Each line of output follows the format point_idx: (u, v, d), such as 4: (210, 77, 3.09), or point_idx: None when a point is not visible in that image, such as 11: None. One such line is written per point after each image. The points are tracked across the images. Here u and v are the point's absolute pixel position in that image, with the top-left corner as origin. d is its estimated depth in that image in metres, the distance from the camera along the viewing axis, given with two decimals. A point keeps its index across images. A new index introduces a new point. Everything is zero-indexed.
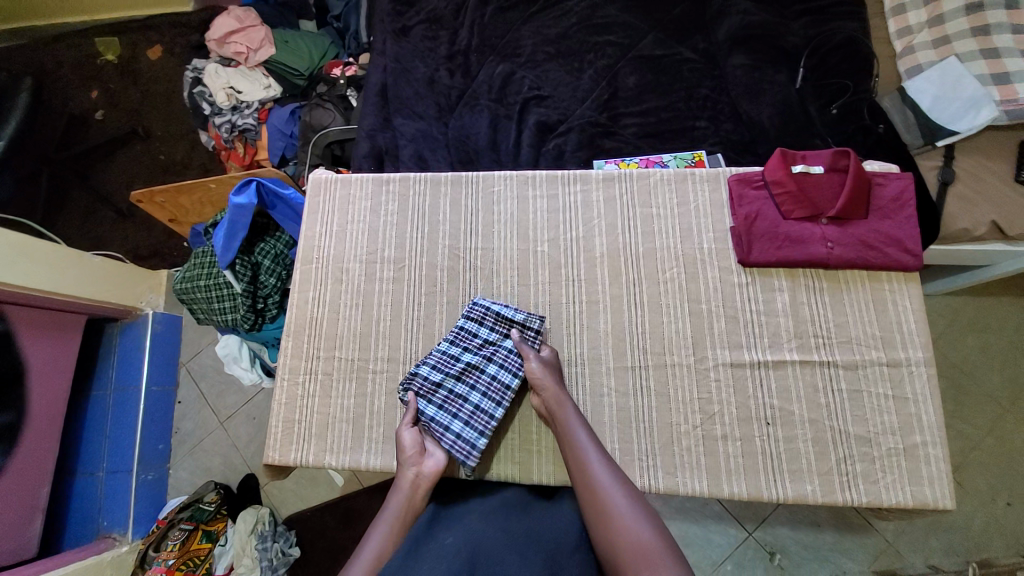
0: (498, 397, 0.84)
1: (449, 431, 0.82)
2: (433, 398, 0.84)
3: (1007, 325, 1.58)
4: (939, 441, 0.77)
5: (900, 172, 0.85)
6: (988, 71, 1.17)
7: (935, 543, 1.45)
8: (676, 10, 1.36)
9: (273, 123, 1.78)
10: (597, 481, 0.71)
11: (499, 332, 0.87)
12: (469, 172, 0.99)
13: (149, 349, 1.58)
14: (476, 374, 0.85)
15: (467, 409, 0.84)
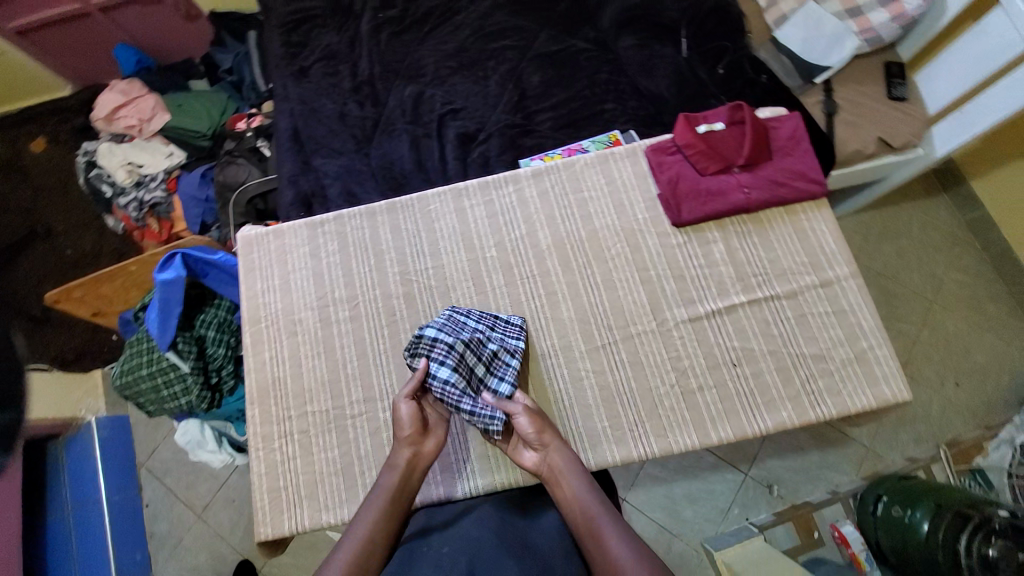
0: (503, 370, 0.83)
1: (466, 399, 0.78)
2: (447, 359, 0.79)
3: (913, 227, 1.77)
4: (883, 341, 0.84)
5: (789, 112, 0.94)
6: (842, 8, 1.32)
7: (906, 437, 1.61)
8: (559, 7, 1.44)
9: (184, 191, 1.70)
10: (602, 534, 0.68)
11: (484, 325, 0.86)
12: (402, 197, 0.97)
13: (101, 457, 1.45)
14: (481, 345, 0.83)
15: (479, 375, 0.82)
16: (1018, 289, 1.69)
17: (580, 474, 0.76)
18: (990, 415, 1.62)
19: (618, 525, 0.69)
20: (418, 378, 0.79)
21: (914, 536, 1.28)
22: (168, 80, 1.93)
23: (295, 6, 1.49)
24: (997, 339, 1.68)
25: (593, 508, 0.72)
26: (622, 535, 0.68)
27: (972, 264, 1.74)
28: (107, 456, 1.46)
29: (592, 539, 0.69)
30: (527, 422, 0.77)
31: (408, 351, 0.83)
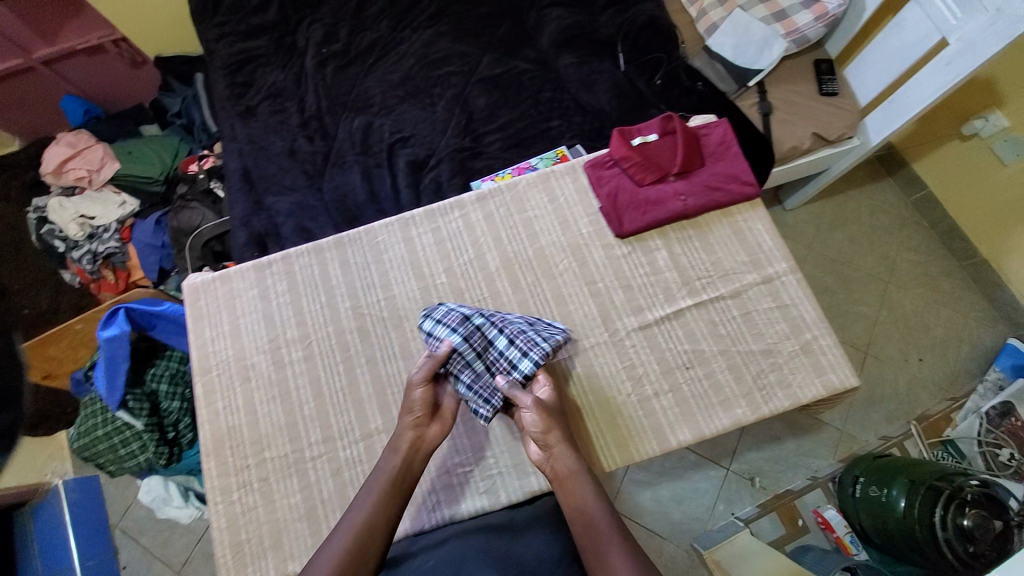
0: (528, 346, 0.82)
1: (469, 369, 0.81)
2: (457, 329, 0.83)
3: (862, 212, 1.83)
4: (826, 331, 0.86)
5: (717, 119, 0.98)
6: (768, 12, 1.37)
7: (878, 416, 1.63)
8: (499, 31, 1.48)
9: (138, 239, 1.67)
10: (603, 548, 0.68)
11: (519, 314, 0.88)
12: (348, 231, 0.97)
13: (71, 523, 1.39)
14: (505, 321, 0.85)
15: (493, 352, 0.83)
16: (967, 264, 1.74)
17: (584, 479, 0.74)
18: (956, 386, 1.65)
19: (621, 538, 0.69)
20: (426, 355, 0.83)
21: (892, 515, 1.30)
22: (117, 127, 1.91)
23: (236, 48, 1.49)
24: (953, 311, 1.72)
25: (597, 516, 0.71)
26: (623, 549, 0.68)
27: (921, 243, 1.79)
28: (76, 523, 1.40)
29: (593, 552, 0.69)
30: (529, 419, 0.77)
31: (421, 315, 0.86)
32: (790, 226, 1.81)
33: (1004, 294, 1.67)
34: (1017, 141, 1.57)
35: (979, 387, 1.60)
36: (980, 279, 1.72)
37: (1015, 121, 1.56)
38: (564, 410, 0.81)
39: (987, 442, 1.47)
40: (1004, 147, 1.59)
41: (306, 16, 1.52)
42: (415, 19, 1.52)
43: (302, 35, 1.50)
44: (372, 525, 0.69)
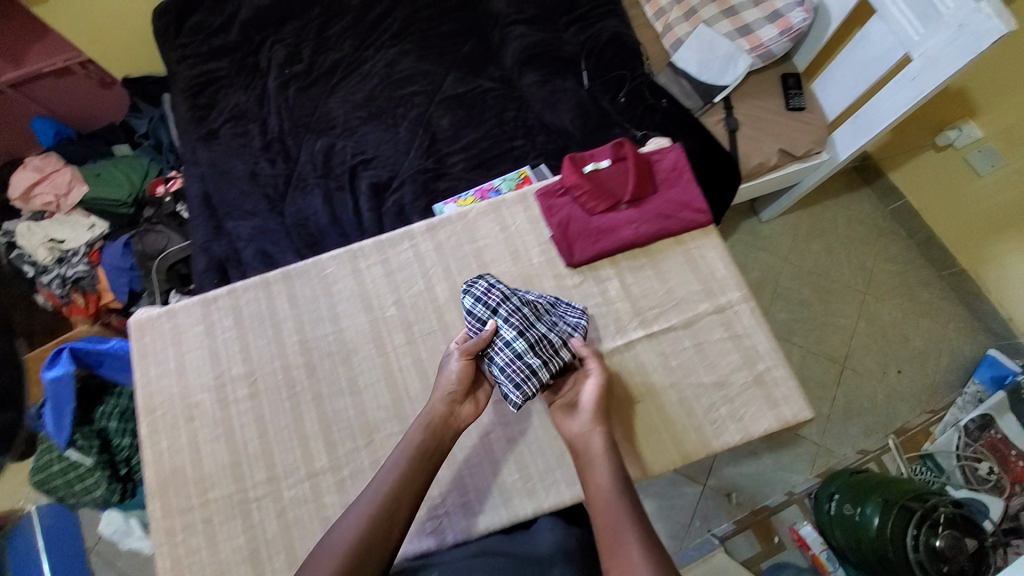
0: (567, 333, 0.82)
1: (507, 347, 0.78)
2: (503, 307, 0.81)
3: (839, 222, 1.80)
4: (779, 361, 0.85)
5: (669, 145, 0.97)
6: (732, 27, 1.36)
7: (857, 431, 1.59)
8: (464, 49, 1.47)
9: (107, 261, 1.65)
10: (618, 534, 0.64)
11: (546, 299, 0.86)
12: (296, 263, 0.95)
13: (44, 550, 1.36)
14: (544, 306, 0.84)
15: (537, 332, 0.80)
16: (947, 274, 1.70)
17: (608, 462, 0.72)
18: (935, 399, 1.61)
19: (638, 530, 0.64)
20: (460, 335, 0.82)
21: (866, 534, 1.27)
22: (87, 148, 1.87)
23: (199, 69, 1.47)
24: (933, 322, 1.69)
25: (611, 504, 0.67)
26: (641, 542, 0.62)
27: (899, 252, 1.76)
28: (51, 548, 1.36)
29: (612, 544, 0.63)
30: (587, 394, 0.78)
31: (464, 285, 0.85)
32: (767, 237, 1.79)
33: (982, 303, 1.66)
34: (993, 151, 1.50)
35: (959, 400, 1.57)
36: (961, 290, 1.68)
37: (990, 130, 1.50)
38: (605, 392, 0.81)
39: (966, 456, 1.45)
40: (979, 157, 1.53)
41: (269, 37, 1.51)
42: (379, 38, 1.50)
43: (265, 56, 1.49)
44: (394, 499, 0.69)
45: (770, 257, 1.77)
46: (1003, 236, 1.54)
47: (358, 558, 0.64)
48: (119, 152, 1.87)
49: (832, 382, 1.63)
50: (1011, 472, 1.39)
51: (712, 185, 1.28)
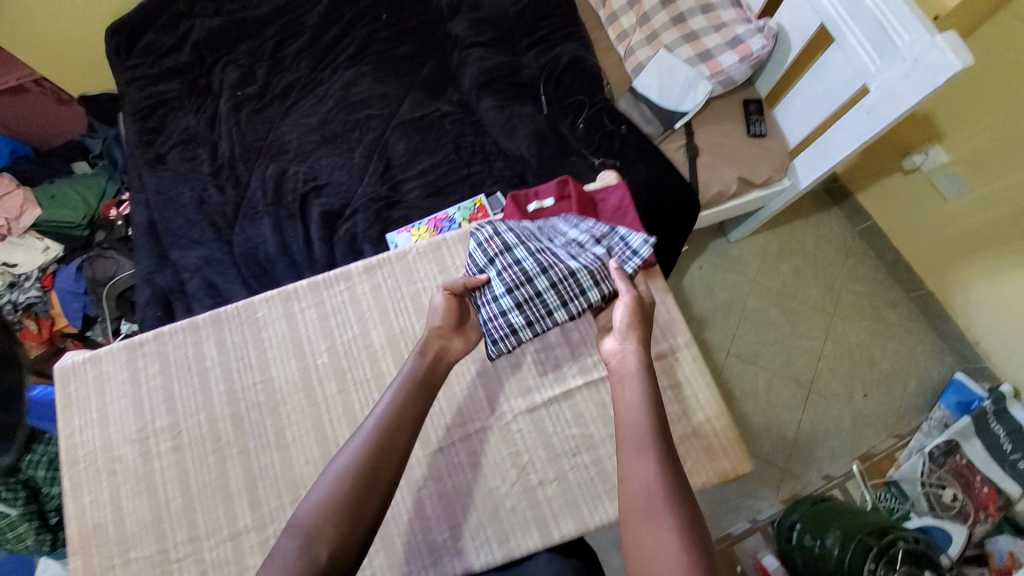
0: (571, 295, 0.84)
1: (496, 301, 0.83)
2: (499, 261, 0.86)
3: (807, 242, 1.78)
4: (717, 412, 0.86)
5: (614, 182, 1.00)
6: (692, 53, 1.33)
7: (822, 455, 1.56)
8: (423, 72, 1.44)
9: (60, 286, 1.60)
10: (641, 452, 0.67)
11: (591, 235, 0.90)
12: (227, 306, 0.92)
13: None
14: (552, 263, 0.86)
15: (529, 291, 0.84)
16: (914, 295, 1.69)
17: (640, 383, 0.74)
18: (902, 423, 1.60)
19: (659, 452, 0.66)
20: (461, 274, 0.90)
21: (827, 566, 1.26)
22: (47, 167, 1.79)
23: (148, 92, 1.43)
24: (901, 344, 1.67)
25: (639, 425, 0.70)
26: (658, 465, 0.65)
27: (868, 273, 1.74)
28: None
29: (633, 463, 0.67)
30: (623, 310, 0.79)
31: (472, 227, 0.92)
32: (735, 258, 1.77)
33: (951, 326, 1.62)
34: (958, 176, 1.44)
35: (925, 425, 1.56)
36: (929, 311, 1.67)
37: (955, 155, 1.43)
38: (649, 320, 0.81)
39: (931, 483, 1.42)
40: (945, 182, 1.47)
41: (222, 58, 1.47)
42: (335, 59, 1.47)
43: (217, 78, 1.45)
44: (394, 426, 0.69)
45: (739, 278, 1.75)
46: (968, 261, 1.50)
47: (373, 476, 0.64)
48: (79, 170, 1.81)
49: (798, 406, 1.61)
50: (976, 499, 1.38)
51: (670, 216, 1.26)
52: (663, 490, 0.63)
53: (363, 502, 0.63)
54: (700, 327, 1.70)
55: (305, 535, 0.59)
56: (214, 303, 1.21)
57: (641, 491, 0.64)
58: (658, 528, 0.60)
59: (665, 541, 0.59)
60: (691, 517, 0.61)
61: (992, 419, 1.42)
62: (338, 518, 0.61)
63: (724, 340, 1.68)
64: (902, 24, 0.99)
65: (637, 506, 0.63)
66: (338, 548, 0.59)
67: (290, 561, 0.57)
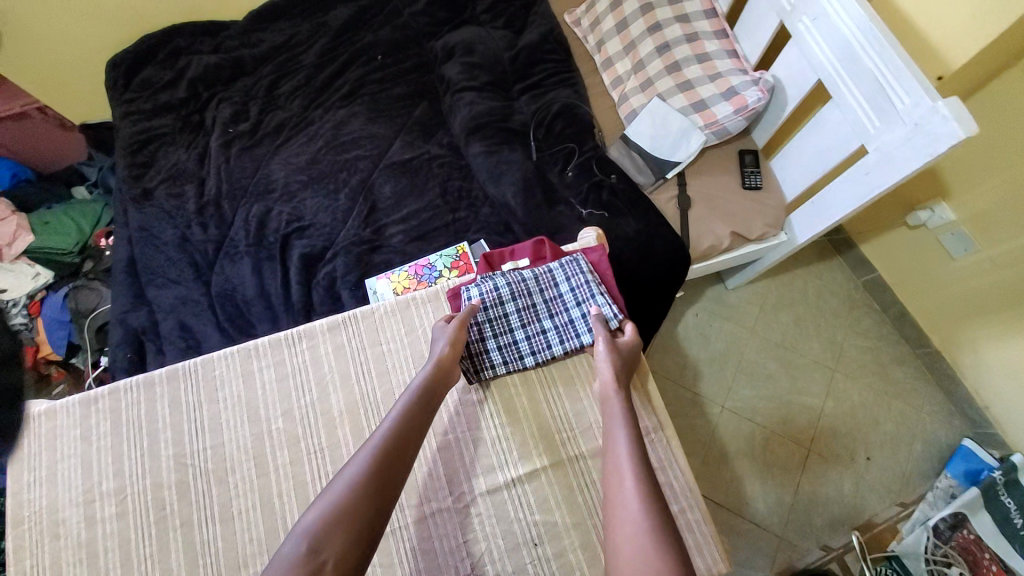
0: (541, 347, 0.94)
1: (478, 343, 0.94)
2: (488, 308, 0.96)
3: (808, 293, 1.71)
4: (695, 504, 0.92)
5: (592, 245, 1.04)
6: (686, 102, 1.28)
7: (821, 523, 1.47)
8: (415, 113, 1.43)
9: (47, 315, 1.50)
10: (621, 477, 0.71)
11: (578, 296, 0.97)
12: (185, 362, 0.91)
13: None
14: (533, 319, 0.96)
15: (509, 338, 0.95)
16: (921, 354, 1.61)
17: (619, 412, 0.80)
18: (907, 492, 1.50)
19: (634, 468, 0.71)
20: (445, 300, 0.98)
21: None
22: (47, 192, 1.69)
23: (141, 127, 1.43)
24: (907, 406, 1.58)
25: (617, 448, 0.75)
26: (634, 477, 0.70)
27: (872, 328, 1.67)
28: None
29: (613, 482, 0.71)
30: (604, 350, 0.88)
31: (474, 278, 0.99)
32: (732, 306, 1.71)
33: (960, 390, 1.53)
34: (966, 236, 1.37)
35: (930, 494, 1.46)
36: (937, 372, 1.58)
37: (962, 214, 1.36)
38: (628, 361, 0.89)
39: (935, 560, 1.30)
40: (952, 241, 1.40)
41: (217, 95, 1.48)
42: (328, 98, 1.46)
43: (210, 114, 1.46)
44: (399, 442, 0.73)
45: (735, 327, 1.69)
46: (981, 321, 1.42)
47: (377, 484, 0.68)
48: (79, 196, 1.73)
49: (796, 468, 1.52)
50: None
51: (656, 273, 1.22)
52: (641, 503, 0.67)
53: (368, 512, 0.66)
54: (694, 378, 1.63)
55: (311, 540, 0.62)
56: (187, 346, 1.18)
57: (620, 509, 0.67)
58: (632, 535, 0.63)
59: (638, 548, 0.62)
60: (669, 525, 0.64)
61: (1002, 491, 1.30)
62: (343, 527, 0.64)
63: (719, 394, 1.61)
64: (901, 87, 0.92)
65: (616, 520, 0.67)
66: (342, 553, 0.62)
67: (300, 560, 0.60)
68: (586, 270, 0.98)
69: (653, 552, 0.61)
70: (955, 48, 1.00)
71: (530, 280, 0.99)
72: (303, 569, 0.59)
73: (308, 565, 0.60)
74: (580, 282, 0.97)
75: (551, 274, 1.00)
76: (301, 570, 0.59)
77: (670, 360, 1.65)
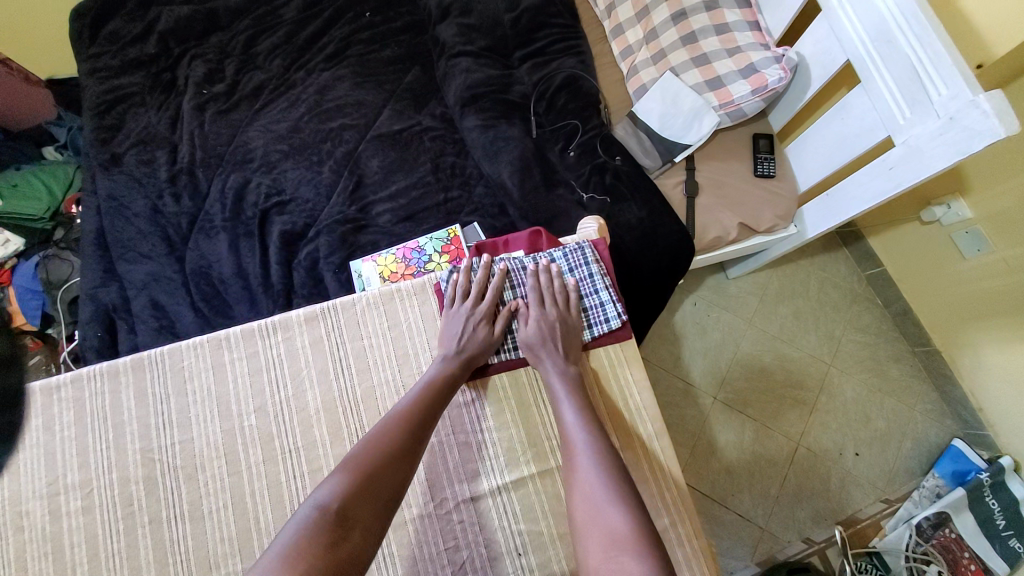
0: None
1: None
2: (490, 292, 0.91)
3: (811, 284, 1.66)
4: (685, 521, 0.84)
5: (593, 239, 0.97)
6: (701, 78, 1.18)
7: (804, 515, 1.48)
8: (406, 78, 1.32)
9: (19, 284, 1.39)
10: (579, 467, 0.73)
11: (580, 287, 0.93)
12: (152, 350, 0.86)
13: None
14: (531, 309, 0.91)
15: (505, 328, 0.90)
16: (919, 351, 1.58)
17: (565, 402, 0.80)
18: (893, 487, 1.50)
19: (595, 457, 0.73)
20: (497, 276, 0.90)
21: None
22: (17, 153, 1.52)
23: (107, 85, 1.31)
24: (899, 403, 1.56)
25: (577, 436, 0.76)
26: (597, 466, 0.72)
27: (872, 322, 1.63)
28: None
29: (573, 471, 0.74)
30: (530, 329, 0.86)
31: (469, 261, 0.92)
32: (732, 296, 1.66)
33: (955, 390, 1.51)
34: (980, 235, 1.31)
35: (915, 493, 1.46)
36: (933, 370, 1.55)
37: (980, 211, 1.29)
38: (566, 333, 0.87)
39: (915, 558, 1.31)
40: (965, 239, 1.34)
41: (190, 51, 1.35)
42: (312, 59, 1.34)
43: (183, 73, 1.34)
44: (419, 422, 0.74)
45: (734, 318, 1.64)
46: (984, 323, 1.38)
47: (395, 459, 0.70)
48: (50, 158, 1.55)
49: (783, 460, 1.52)
50: None
51: (657, 265, 1.15)
52: (606, 489, 0.69)
53: (388, 486, 0.67)
54: (688, 368, 1.59)
55: (338, 505, 0.62)
56: (161, 327, 1.12)
57: (584, 492, 0.70)
58: (613, 526, 0.65)
59: (613, 539, 0.64)
60: (644, 516, 0.66)
61: (987, 492, 1.33)
62: (365, 496, 0.65)
63: (712, 385, 1.58)
64: (938, 75, 0.83)
65: (579, 501, 0.70)
66: (369, 522, 0.63)
67: (324, 524, 0.60)
68: (592, 261, 0.94)
69: (626, 543, 0.63)
70: (1001, 34, 0.91)
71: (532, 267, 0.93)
72: (327, 532, 0.59)
73: (334, 530, 0.60)
74: (584, 275, 0.93)
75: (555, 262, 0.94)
76: (327, 535, 0.59)
77: (665, 349, 1.61)
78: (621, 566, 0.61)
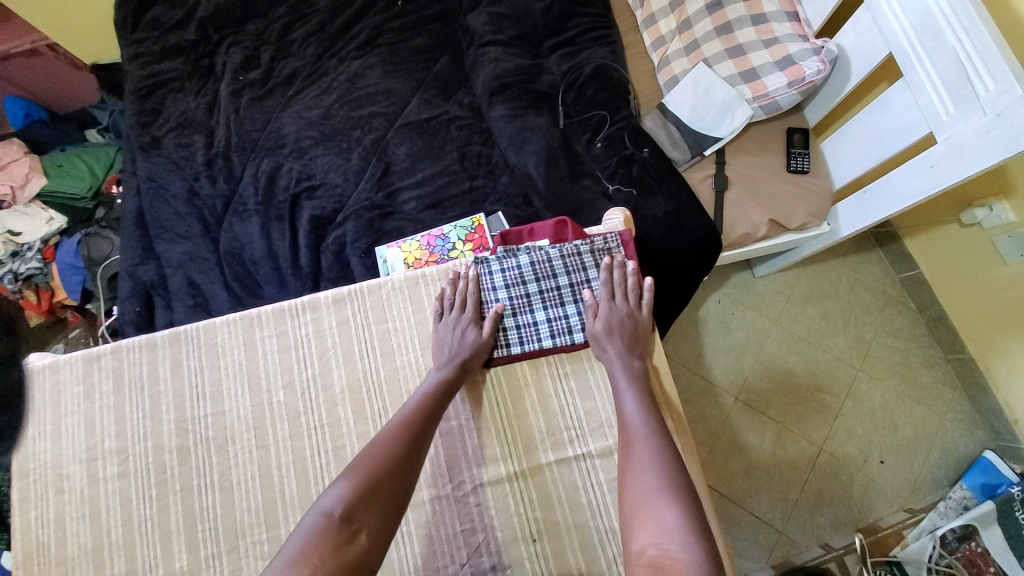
0: (560, 330, 0.90)
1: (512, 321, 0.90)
2: (507, 285, 0.92)
3: (842, 286, 1.61)
4: None
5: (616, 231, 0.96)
6: (735, 70, 1.15)
7: (824, 521, 1.44)
8: (435, 67, 1.32)
9: (65, 262, 1.45)
10: (640, 457, 0.72)
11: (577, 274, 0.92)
12: (188, 326, 0.90)
13: None
14: (555, 299, 0.91)
15: (528, 317, 0.91)
16: (953, 357, 1.52)
17: (628, 394, 0.80)
18: (917, 496, 1.46)
19: (652, 448, 0.72)
20: (472, 282, 0.91)
21: None
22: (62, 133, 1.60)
23: (148, 70, 1.36)
24: (929, 411, 1.51)
25: (636, 426, 0.76)
26: (653, 456, 0.71)
27: (904, 327, 1.57)
28: None
29: (631, 457, 0.73)
30: (602, 320, 0.86)
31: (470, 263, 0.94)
32: (758, 295, 1.63)
33: (989, 401, 1.45)
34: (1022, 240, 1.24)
35: (941, 504, 1.41)
36: (967, 379, 1.49)
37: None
38: (636, 328, 0.86)
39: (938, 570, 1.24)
40: (1006, 243, 1.28)
41: (227, 38, 1.39)
42: (344, 47, 1.36)
43: (221, 59, 1.37)
44: (418, 428, 0.76)
45: (759, 318, 1.61)
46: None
47: (395, 465, 0.71)
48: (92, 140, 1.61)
49: (806, 464, 1.49)
50: None
51: (681, 260, 1.14)
52: (664, 483, 0.68)
53: (391, 493, 0.68)
54: (709, 367, 1.57)
55: (342, 511, 0.63)
56: (195, 305, 1.16)
57: (639, 483, 0.69)
58: (663, 519, 0.63)
59: (660, 525, 0.63)
60: (695, 509, 0.64)
61: (1018, 507, 1.21)
62: (371, 504, 0.66)
63: (732, 384, 1.55)
64: (985, 70, 0.80)
65: (632, 487, 0.69)
66: (374, 525, 0.64)
67: (329, 530, 0.61)
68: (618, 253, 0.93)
69: (677, 536, 0.61)
70: None
71: (557, 260, 0.93)
72: (331, 538, 0.60)
73: (340, 535, 0.61)
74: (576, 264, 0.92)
75: (579, 254, 0.93)
76: (332, 539, 0.60)
77: (686, 346, 1.59)
78: (665, 552, 0.60)
